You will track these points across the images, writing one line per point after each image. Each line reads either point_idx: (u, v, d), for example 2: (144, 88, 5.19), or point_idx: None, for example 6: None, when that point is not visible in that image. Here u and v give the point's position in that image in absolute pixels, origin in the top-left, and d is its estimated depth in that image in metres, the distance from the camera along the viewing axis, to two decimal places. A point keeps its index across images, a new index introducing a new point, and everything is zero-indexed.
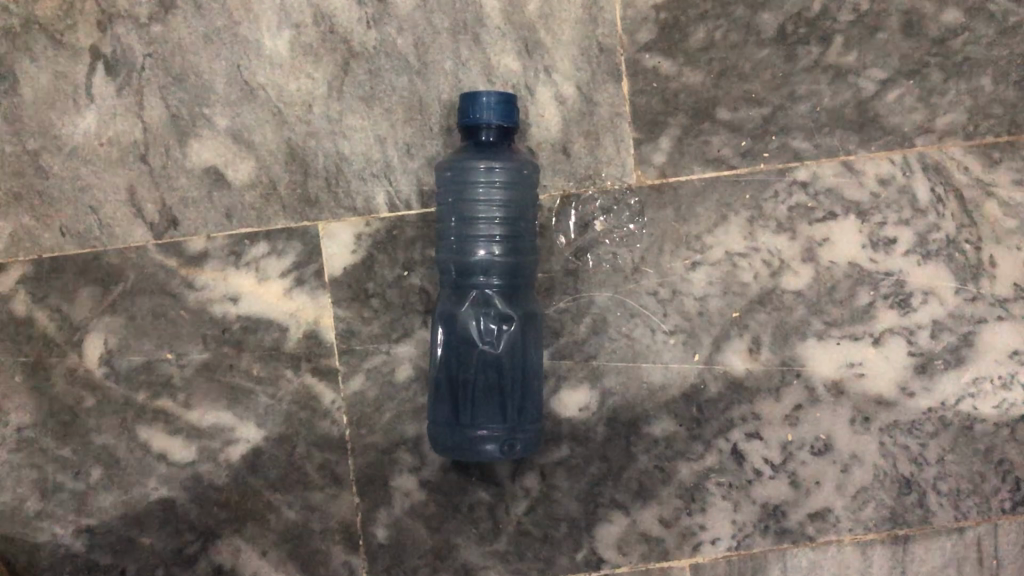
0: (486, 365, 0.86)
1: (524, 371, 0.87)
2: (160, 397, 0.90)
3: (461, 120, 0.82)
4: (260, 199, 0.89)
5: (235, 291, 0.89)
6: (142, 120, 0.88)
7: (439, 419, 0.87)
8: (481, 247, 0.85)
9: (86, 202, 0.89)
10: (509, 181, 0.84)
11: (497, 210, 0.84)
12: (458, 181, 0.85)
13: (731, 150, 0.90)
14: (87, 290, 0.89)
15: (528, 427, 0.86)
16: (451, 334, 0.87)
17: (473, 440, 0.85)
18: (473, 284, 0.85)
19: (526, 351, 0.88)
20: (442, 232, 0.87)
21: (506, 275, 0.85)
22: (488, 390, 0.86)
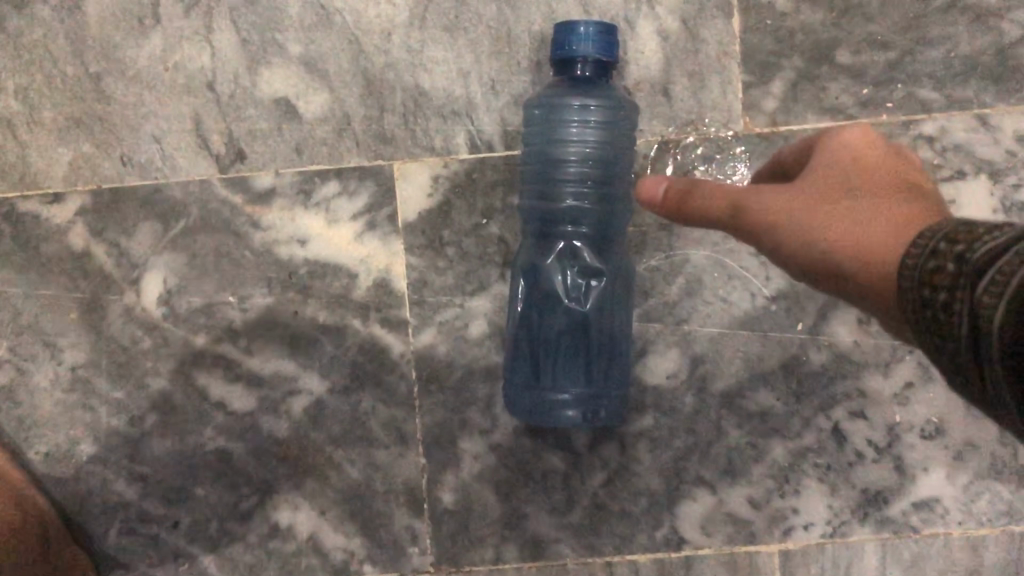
0: (571, 323, 0.80)
1: (612, 333, 0.81)
2: (220, 342, 0.84)
3: (554, 53, 0.74)
4: (332, 134, 0.83)
5: (303, 232, 0.84)
6: (210, 44, 0.82)
7: (516, 379, 0.80)
8: (571, 194, 0.78)
9: (150, 131, 0.83)
10: (605, 121, 0.77)
11: (591, 154, 0.77)
12: (547, 120, 0.77)
13: (851, 98, 0.81)
14: (147, 224, 0.84)
15: (613, 393, 0.80)
16: (532, 288, 0.80)
17: (553, 404, 0.79)
18: (559, 234, 0.78)
19: (617, 310, 0.81)
20: (526, 177, 0.79)
21: (596, 226, 0.79)
22: (572, 350, 0.80)
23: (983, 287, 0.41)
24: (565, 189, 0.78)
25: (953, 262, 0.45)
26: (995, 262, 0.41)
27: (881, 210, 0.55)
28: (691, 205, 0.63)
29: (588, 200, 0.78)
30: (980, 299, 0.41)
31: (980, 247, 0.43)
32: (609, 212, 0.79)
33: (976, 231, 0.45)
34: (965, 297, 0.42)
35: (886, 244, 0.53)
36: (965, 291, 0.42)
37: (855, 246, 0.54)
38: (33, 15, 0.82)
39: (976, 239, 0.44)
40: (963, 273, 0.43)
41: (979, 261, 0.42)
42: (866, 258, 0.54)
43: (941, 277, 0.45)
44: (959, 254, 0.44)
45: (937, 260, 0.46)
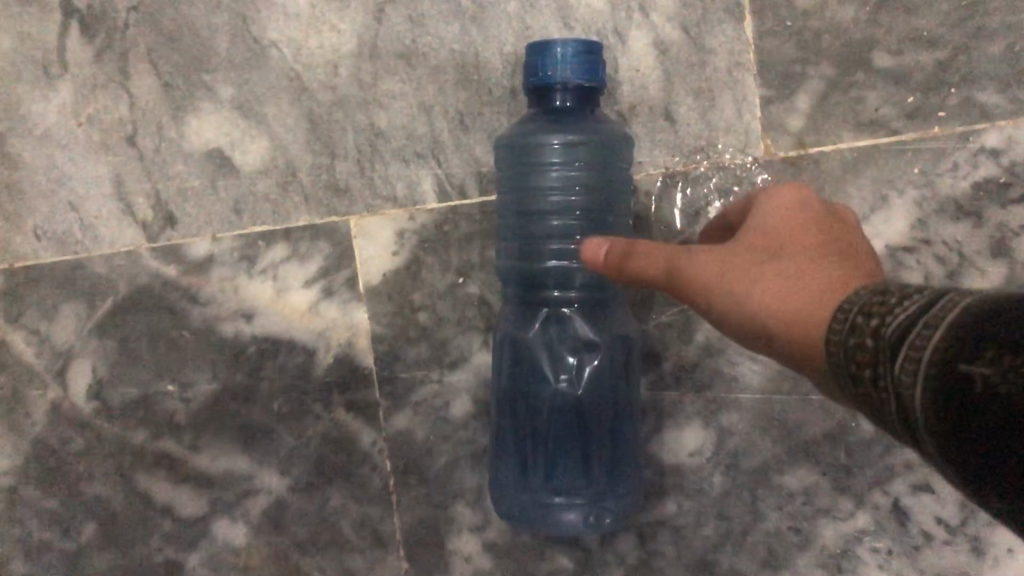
0: (565, 410, 0.65)
1: (614, 416, 0.66)
2: (161, 437, 0.72)
3: (527, 82, 0.61)
4: (275, 188, 0.70)
5: (250, 305, 0.71)
6: (127, 91, 0.70)
7: (505, 477, 0.67)
8: (557, 251, 0.64)
9: (65, 197, 0.71)
10: (593, 160, 0.63)
11: (579, 201, 0.64)
12: (523, 163, 0.64)
13: (894, 109, 0.67)
14: (69, 306, 0.72)
15: (621, 490, 0.66)
16: (516, 366, 0.66)
17: (550, 508, 0.65)
18: (546, 297, 0.65)
19: (617, 392, 0.66)
20: (503, 231, 0.66)
21: (590, 289, 0.65)
22: (569, 440, 0.65)
23: (901, 365, 0.35)
24: (548, 244, 0.64)
25: (869, 335, 0.38)
26: (909, 337, 0.35)
27: (813, 266, 0.47)
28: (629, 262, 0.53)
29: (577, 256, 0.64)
30: (899, 375, 0.35)
31: (893, 318, 0.37)
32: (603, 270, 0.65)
33: (890, 296, 0.38)
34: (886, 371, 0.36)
35: (813, 304, 0.44)
36: (885, 367, 0.36)
37: (786, 306, 0.45)
38: None
39: (892, 304, 0.38)
40: (881, 349, 0.37)
41: (894, 335, 0.36)
42: (793, 320, 0.45)
43: (858, 352, 0.38)
44: (874, 325, 0.38)
45: (853, 331, 0.39)
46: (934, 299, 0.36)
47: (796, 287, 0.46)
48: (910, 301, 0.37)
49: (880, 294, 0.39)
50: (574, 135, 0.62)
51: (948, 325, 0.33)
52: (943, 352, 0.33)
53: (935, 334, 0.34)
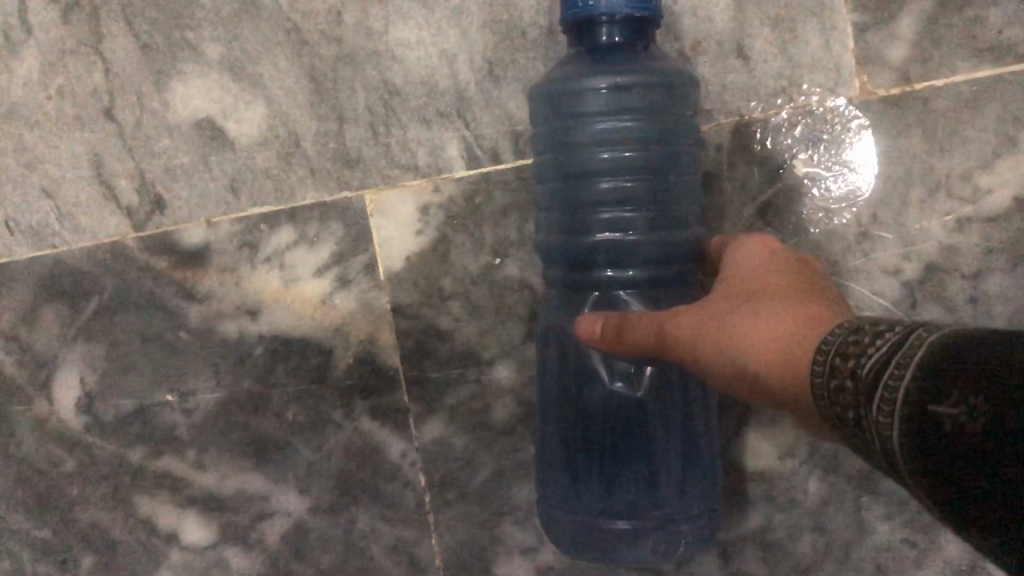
0: (622, 417, 0.54)
1: (683, 418, 0.55)
2: (162, 455, 0.63)
3: (567, 14, 0.51)
4: (277, 162, 0.60)
5: (254, 300, 0.61)
6: (102, 56, 0.60)
7: (555, 499, 0.55)
8: (608, 223, 0.53)
9: (38, 182, 0.61)
10: (650, 110, 0.52)
11: (633, 159, 0.52)
12: (562, 116, 0.52)
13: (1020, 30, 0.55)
14: (50, 308, 0.62)
15: (696, 508, 0.55)
16: (561, 359, 0.55)
17: (611, 536, 0.54)
18: (599, 278, 0.53)
19: (687, 394, 0.55)
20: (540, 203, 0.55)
21: (653, 268, 0.53)
22: (629, 452, 0.54)
23: (880, 413, 0.30)
24: (597, 216, 0.53)
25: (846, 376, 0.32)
26: (885, 381, 0.30)
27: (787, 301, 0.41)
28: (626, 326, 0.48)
29: (634, 230, 0.52)
30: (881, 427, 0.30)
31: (867, 355, 0.32)
32: (666, 246, 0.53)
33: (862, 332, 0.33)
34: (867, 423, 0.31)
35: (790, 336, 0.38)
36: (864, 415, 0.31)
37: (760, 345, 0.39)
38: None
39: (867, 342, 0.32)
40: (857, 392, 0.32)
41: (869, 379, 0.31)
42: (773, 357, 0.38)
43: (840, 397, 0.32)
44: (849, 368, 0.32)
45: (833, 376, 0.33)
46: (907, 330, 0.31)
47: (770, 324, 0.40)
48: (886, 338, 0.31)
49: (852, 332, 0.34)
50: (626, 77, 0.51)
51: (919, 365, 0.29)
52: (922, 396, 0.28)
53: (909, 375, 0.29)
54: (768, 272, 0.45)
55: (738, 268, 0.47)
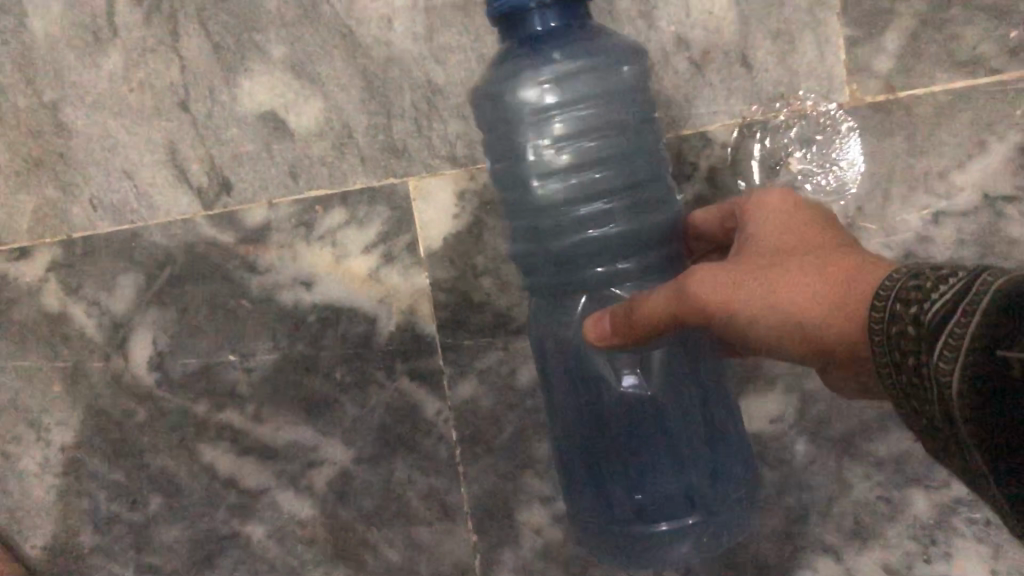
0: (644, 415, 0.59)
1: (690, 418, 0.59)
2: (224, 409, 0.71)
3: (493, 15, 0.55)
4: (332, 151, 0.67)
5: (309, 272, 0.69)
6: (178, 55, 0.68)
7: (601, 514, 0.60)
8: (586, 216, 0.57)
9: (119, 166, 0.70)
10: (600, 90, 0.56)
11: (595, 145, 0.56)
12: (519, 114, 0.56)
13: (993, 46, 0.61)
14: (128, 277, 0.71)
15: (725, 505, 0.59)
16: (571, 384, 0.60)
17: (658, 538, 0.59)
18: (596, 271, 0.58)
19: (702, 386, 0.60)
20: (517, 210, 0.59)
21: (643, 254, 0.58)
22: (651, 457, 0.59)
23: (938, 354, 0.34)
24: (571, 207, 0.57)
25: (909, 322, 0.37)
26: (942, 332, 0.34)
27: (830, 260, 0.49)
28: (636, 313, 0.52)
29: (607, 210, 0.57)
30: (936, 367, 0.34)
31: (933, 303, 0.36)
32: (638, 217, 0.58)
33: (925, 280, 0.38)
34: (926, 363, 0.35)
35: (854, 294, 0.46)
36: (925, 357, 0.35)
37: (830, 306, 0.47)
38: None
39: (930, 289, 0.37)
40: (921, 335, 0.36)
41: (929, 324, 0.35)
42: (844, 317, 0.46)
43: (903, 341, 0.37)
44: (912, 314, 0.37)
45: (896, 322, 0.38)
46: (972, 277, 0.35)
47: (828, 286, 0.47)
48: (948, 283, 0.36)
49: (915, 279, 0.39)
50: (566, 66, 0.55)
51: (981, 311, 0.33)
52: (978, 339, 0.32)
53: (970, 321, 0.33)
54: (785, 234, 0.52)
55: (755, 232, 0.53)
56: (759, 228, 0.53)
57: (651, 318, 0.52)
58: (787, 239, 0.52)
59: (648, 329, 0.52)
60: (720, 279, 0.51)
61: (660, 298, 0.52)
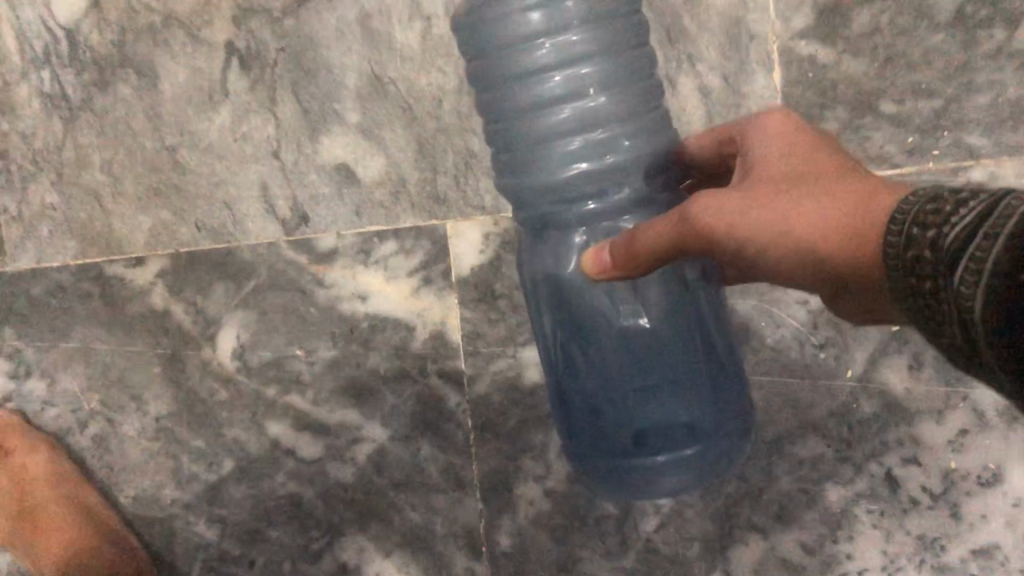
0: (649, 358, 0.71)
1: (689, 364, 0.71)
2: (289, 393, 0.90)
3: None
4: (389, 196, 0.87)
5: (364, 288, 0.88)
6: (274, 115, 0.87)
7: (612, 453, 0.72)
8: (581, 147, 0.68)
9: (221, 197, 0.89)
10: (581, 35, 0.68)
11: (592, 73, 0.68)
12: (514, 62, 0.68)
13: (896, 147, 0.79)
14: (220, 284, 0.90)
15: (718, 438, 0.71)
16: (585, 341, 0.72)
17: (661, 469, 0.70)
18: (596, 205, 0.70)
19: (691, 320, 0.72)
20: (512, 138, 0.69)
21: (638, 188, 0.70)
22: (656, 401, 0.71)
23: (960, 274, 0.40)
24: (567, 138, 0.68)
25: (927, 246, 0.44)
26: (965, 254, 0.40)
27: (825, 192, 0.58)
28: (642, 243, 0.62)
29: (598, 142, 0.68)
30: (958, 286, 0.40)
31: (951, 228, 0.42)
32: (624, 146, 0.69)
33: (943, 207, 0.44)
34: (946, 283, 0.42)
35: (853, 221, 0.55)
36: (946, 279, 0.42)
37: (824, 230, 0.56)
38: (116, 94, 0.89)
39: (947, 215, 0.43)
40: (941, 258, 0.42)
41: (952, 248, 0.41)
42: (847, 242, 0.55)
43: (918, 262, 0.44)
44: (930, 239, 0.44)
45: (910, 244, 0.45)
46: (991, 206, 0.41)
47: (827, 216, 0.56)
48: (968, 208, 0.42)
49: (933, 204, 0.45)
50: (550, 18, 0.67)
51: (1001, 234, 0.39)
52: (996, 257, 0.38)
53: (993, 242, 0.39)
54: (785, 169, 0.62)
55: (759, 167, 0.63)
56: (761, 161, 0.63)
57: (657, 245, 0.61)
58: (787, 175, 0.61)
59: (653, 257, 0.62)
60: (721, 208, 0.60)
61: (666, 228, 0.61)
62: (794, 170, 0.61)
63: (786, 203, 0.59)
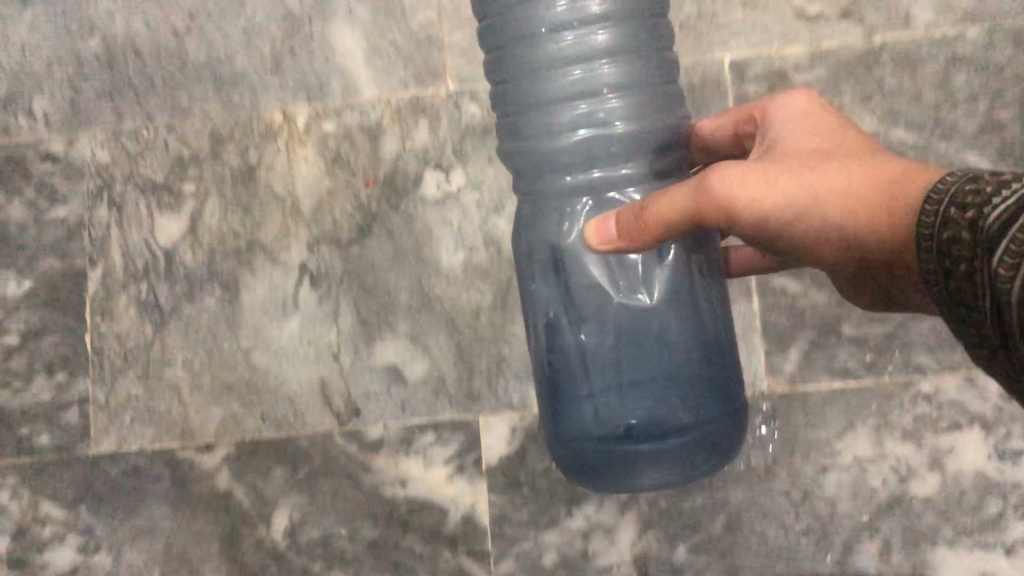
0: (649, 342, 0.79)
1: (685, 357, 0.79)
2: (335, 568, 1.01)
3: None
4: (430, 394, 1.02)
5: (405, 474, 1.02)
6: (336, 325, 1.04)
7: (604, 434, 0.79)
8: (596, 110, 0.79)
9: (285, 393, 1.04)
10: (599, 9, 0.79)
11: (607, 44, 0.79)
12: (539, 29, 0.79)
13: (857, 363, 0.98)
14: (279, 469, 1.03)
15: (712, 430, 0.79)
16: (586, 326, 0.80)
17: (649, 455, 0.78)
18: (603, 172, 0.80)
19: (692, 309, 0.80)
20: (529, 105, 0.80)
21: (650, 158, 0.80)
22: (653, 390, 0.79)
23: (994, 257, 0.46)
24: (583, 99, 0.79)
25: (966, 229, 0.50)
26: (1004, 237, 0.46)
27: (848, 173, 0.67)
28: (654, 211, 0.71)
29: (613, 106, 0.79)
30: (992, 265, 0.46)
31: (990, 211, 0.48)
32: (637, 105, 0.79)
33: (984, 191, 0.50)
34: (982, 263, 0.47)
35: (879, 195, 0.64)
36: (982, 262, 0.47)
37: (847, 204, 0.66)
38: (202, 304, 1.06)
39: (987, 201, 0.49)
40: (978, 242, 0.48)
41: (989, 229, 0.47)
42: (876, 214, 0.64)
43: (956, 243, 0.50)
44: (969, 222, 0.50)
45: (950, 225, 0.51)
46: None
47: (847, 191, 0.66)
48: (1006, 192, 0.48)
49: (975, 187, 0.51)
50: None
51: None
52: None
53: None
54: (808, 154, 0.71)
55: (786, 150, 0.73)
56: (790, 144, 0.73)
57: (669, 213, 0.70)
58: (808, 159, 0.70)
59: (664, 225, 0.71)
60: (743, 179, 0.69)
61: (683, 198, 0.70)
62: (816, 151, 0.71)
63: (806, 180, 0.68)
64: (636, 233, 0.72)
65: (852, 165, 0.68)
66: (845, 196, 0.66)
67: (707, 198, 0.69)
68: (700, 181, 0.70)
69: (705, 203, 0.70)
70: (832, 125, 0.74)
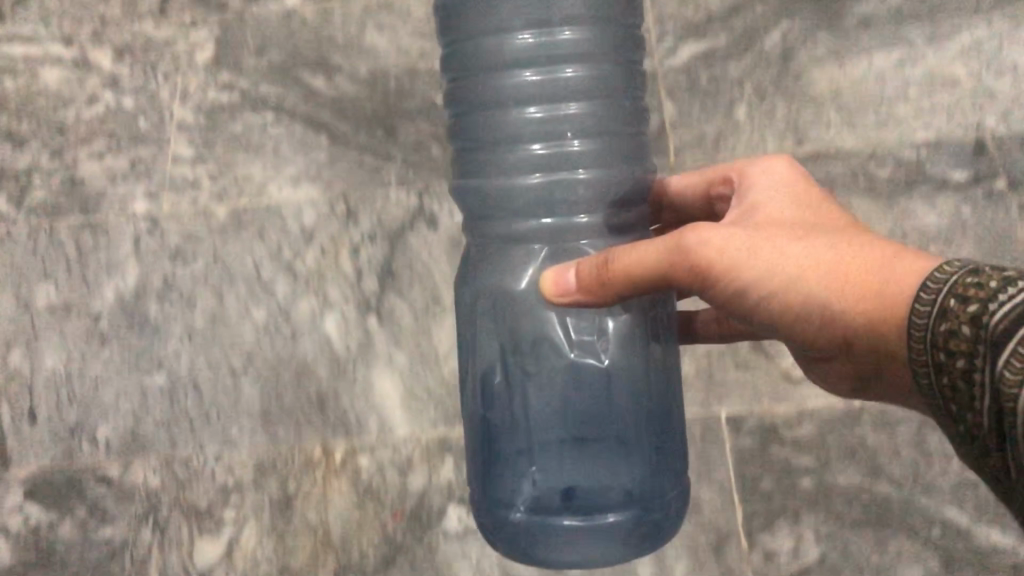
0: (595, 405, 0.83)
1: (628, 432, 0.83)
2: None
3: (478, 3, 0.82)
4: None
5: None
6: None
7: (537, 500, 0.82)
8: (553, 150, 0.82)
9: None
10: (564, 57, 0.81)
11: (572, 90, 0.81)
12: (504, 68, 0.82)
13: None
14: None
15: (655, 510, 0.83)
16: (535, 380, 0.83)
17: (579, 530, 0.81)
18: (553, 219, 0.84)
19: (644, 370, 0.84)
20: (487, 141, 0.83)
21: (605, 207, 0.83)
22: (593, 461, 0.82)
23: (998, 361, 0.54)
24: (541, 142, 0.82)
25: (966, 323, 0.58)
26: (1012, 338, 0.53)
27: (821, 247, 0.74)
28: (620, 265, 0.76)
29: (573, 148, 0.81)
30: (995, 368, 0.54)
31: (994, 311, 0.56)
32: (598, 149, 0.82)
33: (987, 288, 0.58)
34: (984, 363, 0.55)
35: (849, 270, 0.72)
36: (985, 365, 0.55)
37: (823, 277, 0.72)
38: None
39: (989, 300, 0.57)
40: (982, 340, 0.56)
41: (994, 330, 0.55)
42: (847, 290, 0.71)
43: (954, 335, 0.58)
44: (970, 318, 0.57)
45: (950, 315, 0.59)
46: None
47: (821, 264, 0.73)
48: (1008, 293, 0.56)
49: (975, 281, 0.59)
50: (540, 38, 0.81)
51: None
52: None
53: None
54: (782, 224, 0.79)
55: (762, 216, 0.81)
56: (765, 209, 0.83)
57: (638, 272, 0.76)
58: (782, 227, 0.78)
59: (631, 285, 0.76)
60: (723, 245, 0.75)
61: (658, 256, 0.76)
62: (791, 221, 0.79)
63: (786, 251, 0.75)
64: (596, 292, 0.78)
65: (826, 239, 0.75)
66: (820, 268, 0.73)
67: (681, 257, 0.76)
68: (676, 242, 0.76)
69: (680, 263, 0.76)
70: (804, 195, 0.84)
